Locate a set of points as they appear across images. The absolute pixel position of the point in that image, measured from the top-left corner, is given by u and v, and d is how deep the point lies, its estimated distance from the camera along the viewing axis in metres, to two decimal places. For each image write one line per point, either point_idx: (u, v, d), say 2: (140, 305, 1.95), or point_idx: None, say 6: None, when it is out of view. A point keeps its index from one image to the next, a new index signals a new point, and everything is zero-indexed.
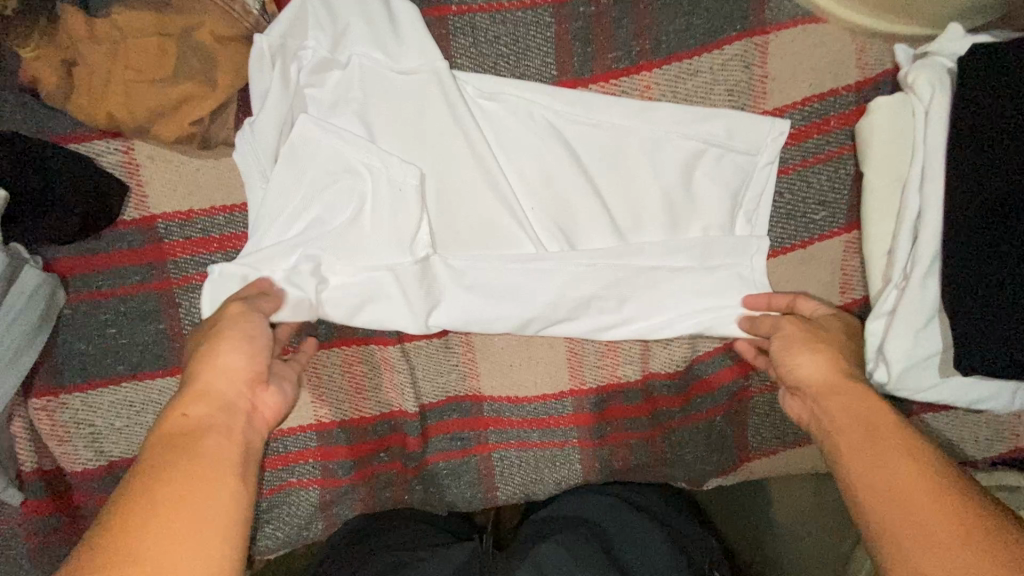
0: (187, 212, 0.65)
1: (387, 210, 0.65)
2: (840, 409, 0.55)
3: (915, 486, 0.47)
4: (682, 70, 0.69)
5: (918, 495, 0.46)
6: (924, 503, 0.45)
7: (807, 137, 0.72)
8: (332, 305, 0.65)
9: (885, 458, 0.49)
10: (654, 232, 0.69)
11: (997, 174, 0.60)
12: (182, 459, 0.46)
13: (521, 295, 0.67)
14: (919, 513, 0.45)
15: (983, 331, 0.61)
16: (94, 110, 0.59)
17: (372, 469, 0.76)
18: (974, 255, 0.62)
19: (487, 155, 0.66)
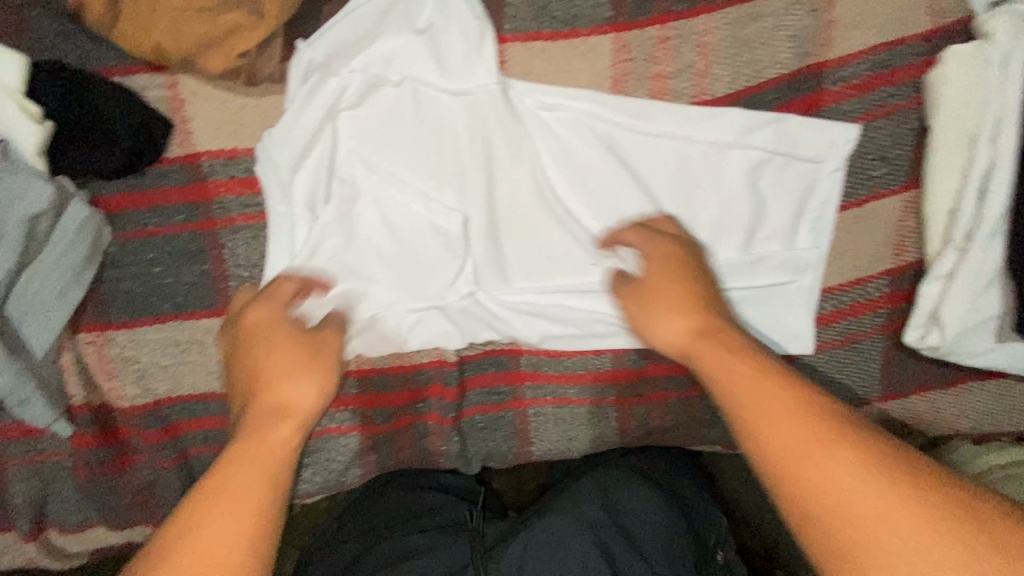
0: (231, 150, 0.64)
1: (433, 239, 0.68)
2: (722, 366, 0.52)
3: (811, 442, 0.45)
4: (743, 14, 0.66)
5: (830, 469, 0.43)
6: (846, 480, 0.43)
7: (873, 88, 0.68)
8: (392, 331, 0.71)
9: (766, 417, 0.47)
10: (716, 249, 0.70)
11: None
12: (219, 494, 0.47)
13: (571, 319, 0.72)
14: (828, 476, 0.43)
15: None
16: (142, 40, 0.57)
17: (410, 419, 0.77)
18: None
19: (545, 180, 0.68)
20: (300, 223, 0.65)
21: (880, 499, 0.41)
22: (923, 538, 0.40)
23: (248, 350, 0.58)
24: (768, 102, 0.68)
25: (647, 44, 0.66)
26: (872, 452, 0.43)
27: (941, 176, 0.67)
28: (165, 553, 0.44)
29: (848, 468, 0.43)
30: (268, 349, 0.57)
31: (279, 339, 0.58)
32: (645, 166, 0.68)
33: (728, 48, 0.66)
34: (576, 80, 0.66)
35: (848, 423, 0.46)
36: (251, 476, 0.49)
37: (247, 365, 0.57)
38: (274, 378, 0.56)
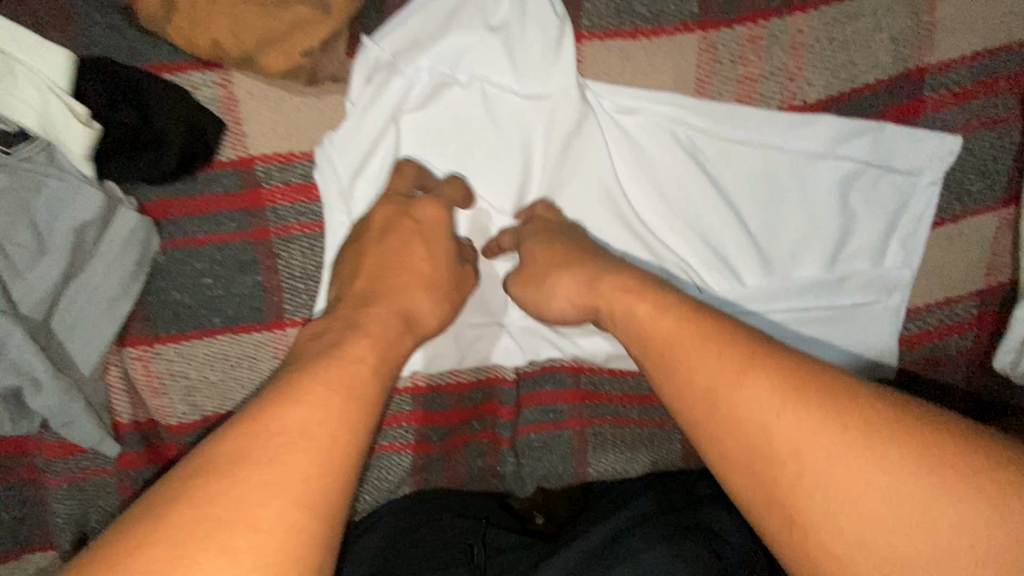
0: (288, 154, 0.60)
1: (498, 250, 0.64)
2: (638, 318, 0.47)
3: (731, 376, 0.39)
4: (840, 13, 0.61)
5: (744, 409, 0.38)
6: (761, 421, 0.37)
7: (974, 96, 0.63)
8: (453, 348, 0.68)
9: (689, 351, 0.42)
10: (798, 265, 0.65)
11: None
12: (307, 394, 0.39)
13: None
14: (741, 407, 0.38)
15: None
16: (199, 35, 0.53)
17: (464, 437, 0.74)
18: None
19: (619, 187, 0.63)
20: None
21: (805, 422, 0.36)
22: (856, 457, 0.34)
23: (385, 241, 0.55)
24: (864, 110, 0.63)
25: (735, 45, 0.61)
26: (791, 372, 0.38)
27: None
28: (241, 455, 0.35)
29: (762, 402, 0.37)
30: (410, 247, 0.55)
31: (424, 238, 0.56)
32: (728, 173, 0.63)
33: (823, 49, 0.61)
34: (657, 81, 0.62)
35: (765, 346, 0.40)
36: (342, 382, 0.41)
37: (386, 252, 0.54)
38: (408, 278, 0.53)
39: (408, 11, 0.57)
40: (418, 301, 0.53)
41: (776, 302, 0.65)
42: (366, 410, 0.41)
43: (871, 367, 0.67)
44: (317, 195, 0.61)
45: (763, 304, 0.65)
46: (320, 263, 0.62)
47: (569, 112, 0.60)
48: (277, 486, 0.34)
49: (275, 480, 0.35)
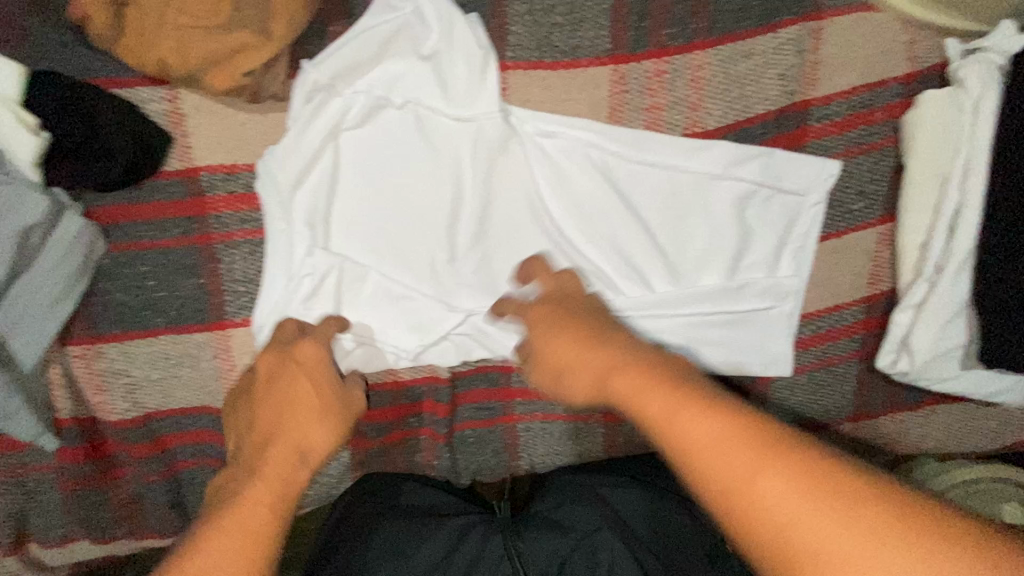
0: (231, 165, 0.64)
1: (426, 259, 0.69)
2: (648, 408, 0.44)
3: (753, 471, 0.37)
4: (735, 52, 0.69)
5: (777, 510, 0.36)
6: (798, 523, 0.35)
7: (853, 127, 0.71)
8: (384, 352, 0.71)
9: (706, 443, 0.40)
10: (700, 276, 0.72)
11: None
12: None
13: None
14: (772, 508, 0.36)
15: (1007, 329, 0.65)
16: (146, 54, 0.57)
17: (402, 433, 0.79)
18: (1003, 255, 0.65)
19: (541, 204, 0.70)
20: (298, 242, 0.65)
21: (823, 524, 0.35)
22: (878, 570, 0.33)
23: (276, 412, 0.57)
24: (757, 137, 0.71)
25: (643, 77, 0.69)
26: (820, 467, 0.36)
27: (917, 212, 0.70)
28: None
29: (795, 502, 0.35)
30: (303, 413, 0.58)
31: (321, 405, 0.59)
32: (636, 191, 0.70)
33: (720, 83, 0.69)
34: (574, 108, 0.69)
35: (797, 438, 0.39)
36: (240, 550, 0.47)
37: (278, 415, 0.58)
38: (306, 437, 0.57)
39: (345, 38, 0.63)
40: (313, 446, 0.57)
41: (683, 307, 0.72)
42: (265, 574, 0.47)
43: (765, 364, 0.75)
44: (255, 202, 0.65)
45: (668, 308, 0.72)
46: (262, 267, 0.66)
47: (494, 136, 0.67)
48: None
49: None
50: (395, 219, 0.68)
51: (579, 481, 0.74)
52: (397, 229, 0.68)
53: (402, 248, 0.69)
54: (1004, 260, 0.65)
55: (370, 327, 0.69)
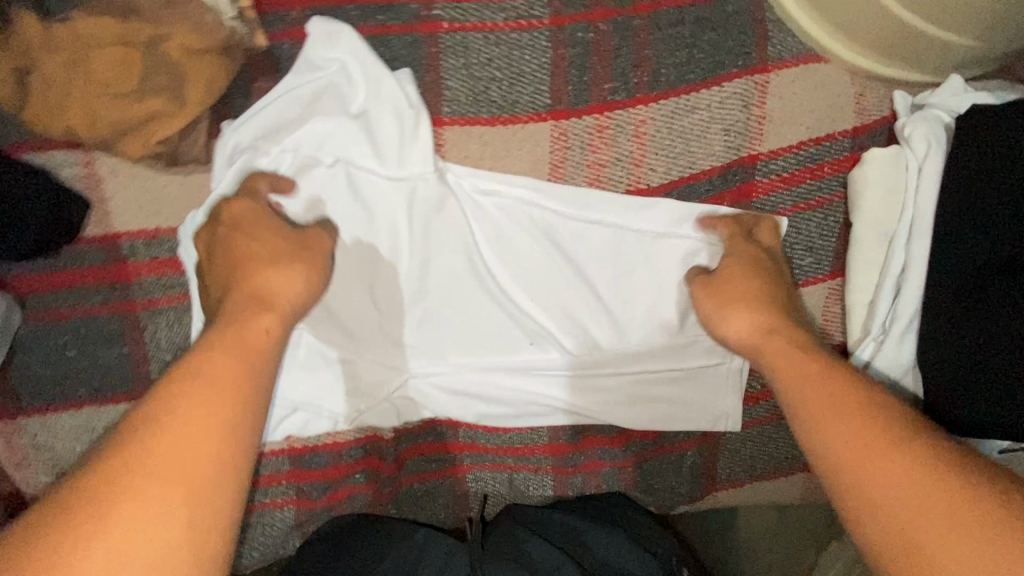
0: (153, 230, 0.62)
1: (363, 320, 0.67)
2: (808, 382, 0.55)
3: (863, 438, 0.49)
4: (679, 105, 0.67)
5: (872, 461, 0.47)
6: (880, 470, 0.47)
7: (800, 182, 0.69)
8: (320, 413, 0.69)
9: (824, 414, 0.53)
10: (645, 334, 0.71)
11: (982, 233, 0.59)
12: (185, 416, 0.44)
13: (509, 400, 0.71)
14: (866, 465, 0.47)
15: (975, 398, 0.60)
16: (52, 122, 0.54)
17: (346, 492, 0.75)
18: (961, 317, 0.61)
19: (481, 262, 0.68)
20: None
21: (903, 480, 0.45)
22: (932, 511, 0.43)
23: (251, 267, 0.56)
24: (702, 193, 0.69)
25: (585, 132, 0.67)
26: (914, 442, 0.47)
27: (863, 270, 0.68)
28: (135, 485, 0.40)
29: (890, 462, 0.47)
30: (281, 272, 0.57)
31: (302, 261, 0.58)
32: (579, 249, 0.68)
33: (664, 138, 0.67)
34: (513, 165, 0.67)
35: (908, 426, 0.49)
36: (225, 404, 0.46)
37: (250, 270, 0.56)
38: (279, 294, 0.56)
39: (268, 98, 0.60)
40: (291, 303, 0.56)
41: (629, 365, 0.71)
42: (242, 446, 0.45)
43: (714, 420, 0.74)
44: (178, 267, 0.63)
45: (611, 366, 0.71)
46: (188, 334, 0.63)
47: (431, 196, 0.65)
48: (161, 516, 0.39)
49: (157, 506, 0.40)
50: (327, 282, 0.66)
51: (551, 522, 0.72)
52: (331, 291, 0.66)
53: (336, 309, 0.66)
54: (941, 327, 0.63)
55: (301, 393, 0.68)
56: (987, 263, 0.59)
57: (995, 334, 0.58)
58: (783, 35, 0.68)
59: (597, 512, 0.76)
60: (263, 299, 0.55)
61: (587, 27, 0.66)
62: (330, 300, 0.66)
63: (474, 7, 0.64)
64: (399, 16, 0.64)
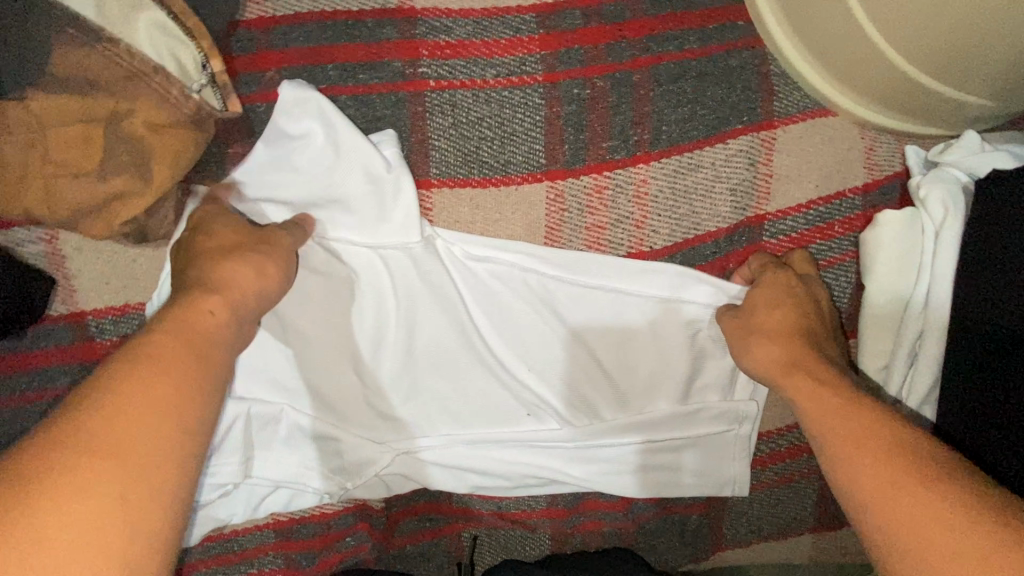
0: (122, 306, 0.58)
1: (348, 394, 0.64)
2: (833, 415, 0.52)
3: (870, 450, 0.48)
4: (682, 164, 0.63)
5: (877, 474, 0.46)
6: (883, 480, 0.45)
7: (809, 242, 0.66)
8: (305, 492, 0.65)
9: (853, 442, 0.49)
10: (647, 403, 0.67)
11: (990, 303, 0.56)
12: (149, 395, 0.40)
13: (505, 473, 0.67)
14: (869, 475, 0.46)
15: None
16: (9, 204, 0.50)
17: (336, 560, 0.72)
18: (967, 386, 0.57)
19: (474, 332, 0.64)
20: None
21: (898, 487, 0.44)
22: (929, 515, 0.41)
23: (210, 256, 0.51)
24: (707, 255, 0.65)
25: (582, 193, 0.63)
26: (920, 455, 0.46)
27: (877, 334, 0.65)
28: (70, 463, 0.35)
29: (892, 473, 0.45)
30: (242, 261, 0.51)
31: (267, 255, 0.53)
32: (577, 315, 0.65)
33: (666, 199, 0.64)
34: (507, 229, 0.63)
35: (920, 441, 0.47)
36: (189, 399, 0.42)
37: (207, 260, 0.51)
38: (236, 282, 0.50)
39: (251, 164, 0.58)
40: (247, 296, 0.51)
41: (632, 435, 0.67)
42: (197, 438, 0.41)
43: (721, 487, 0.71)
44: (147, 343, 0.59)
45: (613, 437, 0.67)
46: None
47: (421, 264, 0.62)
48: (95, 501, 0.34)
49: (95, 486, 0.35)
50: (311, 356, 0.62)
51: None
52: (315, 366, 0.62)
53: (321, 383, 0.63)
54: (948, 392, 0.60)
55: (284, 475, 0.63)
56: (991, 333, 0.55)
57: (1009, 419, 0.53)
58: (788, 88, 0.65)
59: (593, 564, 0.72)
60: (210, 283, 0.49)
61: (583, 83, 0.62)
62: (313, 374, 0.62)
63: (462, 63, 0.61)
64: (382, 74, 0.60)
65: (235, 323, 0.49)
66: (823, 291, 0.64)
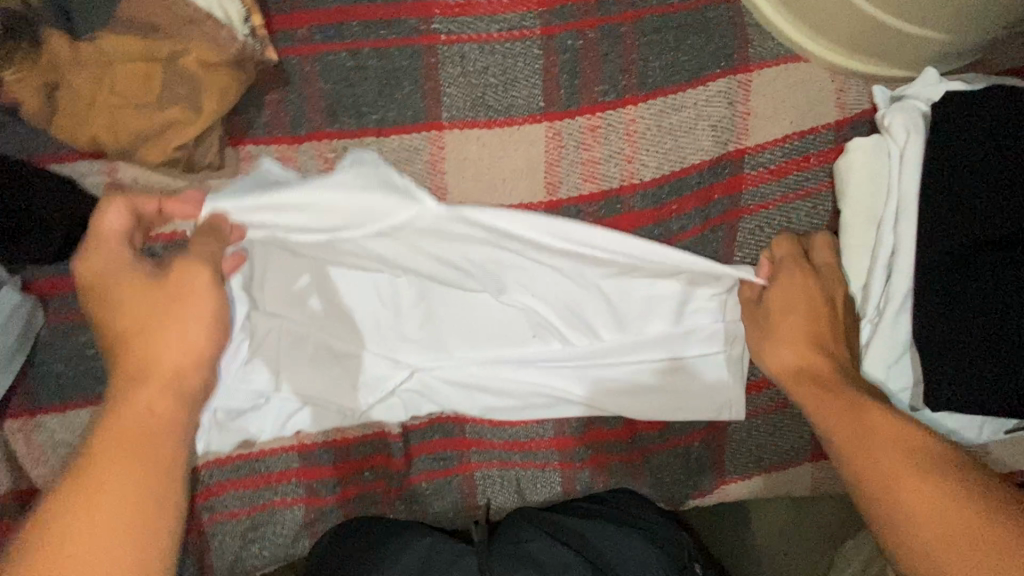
0: (173, 231, 0.67)
1: (370, 315, 0.70)
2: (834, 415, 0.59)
3: (891, 463, 0.53)
4: (666, 105, 0.70)
5: (896, 477, 0.52)
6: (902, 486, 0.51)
7: (788, 173, 0.72)
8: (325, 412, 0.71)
9: (879, 453, 0.54)
10: (638, 330, 0.73)
11: (983, 208, 0.62)
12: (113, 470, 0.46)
13: (515, 393, 0.73)
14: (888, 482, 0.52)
15: (959, 361, 0.64)
16: (80, 131, 0.58)
17: (357, 489, 0.76)
18: (953, 284, 0.64)
19: (474, 272, 0.68)
20: (239, 305, 0.66)
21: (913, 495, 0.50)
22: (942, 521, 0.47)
23: (136, 331, 0.52)
24: (693, 186, 0.72)
25: (578, 133, 0.70)
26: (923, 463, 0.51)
27: (855, 255, 0.71)
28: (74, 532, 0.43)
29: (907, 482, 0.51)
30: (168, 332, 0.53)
31: (191, 319, 0.54)
32: (569, 262, 0.69)
33: (653, 136, 0.71)
34: (511, 165, 0.70)
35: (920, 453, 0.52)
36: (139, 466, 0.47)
37: (137, 336, 0.53)
38: (162, 360, 0.53)
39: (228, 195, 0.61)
40: (181, 367, 0.53)
41: (631, 355, 0.73)
42: (164, 489, 0.47)
43: (717, 409, 0.75)
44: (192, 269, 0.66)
45: (612, 357, 0.73)
46: None
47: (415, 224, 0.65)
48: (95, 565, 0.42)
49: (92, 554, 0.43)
50: (334, 281, 0.68)
51: (561, 521, 0.74)
52: (337, 289, 0.69)
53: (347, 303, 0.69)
54: (936, 289, 0.65)
55: (310, 391, 0.70)
56: (984, 235, 0.62)
57: (993, 302, 0.62)
58: (762, 38, 0.72)
59: (602, 510, 0.77)
60: (145, 361, 0.52)
61: (576, 35, 0.69)
62: (338, 294, 0.69)
63: (469, 20, 0.69)
64: (400, 30, 0.68)
65: (179, 398, 0.52)
66: (838, 288, 0.69)
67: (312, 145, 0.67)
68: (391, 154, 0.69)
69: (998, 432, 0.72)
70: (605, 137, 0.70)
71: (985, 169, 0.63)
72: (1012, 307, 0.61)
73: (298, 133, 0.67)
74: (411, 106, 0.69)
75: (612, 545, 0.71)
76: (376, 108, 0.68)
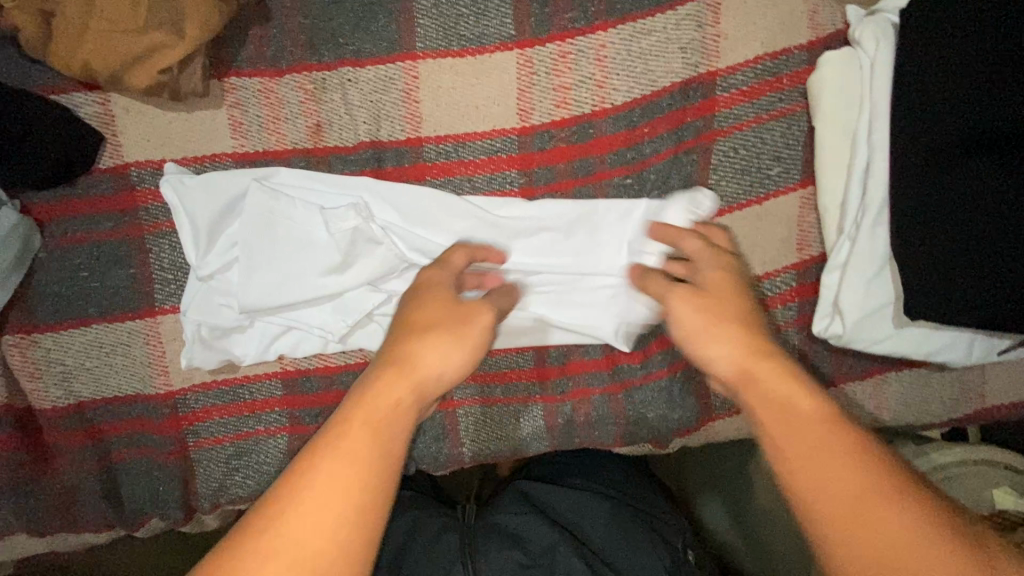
0: (161, 160, 0.69)
1: (337, 250, 0.70)
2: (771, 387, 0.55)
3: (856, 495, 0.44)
4: (637, 29, 0.71)
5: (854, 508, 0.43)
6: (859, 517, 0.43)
7: (760, 94, 0.72)
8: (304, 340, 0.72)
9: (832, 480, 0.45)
10: (616, 254, 0.73)
11: (980, 105, 0.60)
12: (361, 416, 0.50)
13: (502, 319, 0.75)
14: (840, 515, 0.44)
15: (951, 268, 0.63)
16: (72, 58, 0.62)
17: None
18: (944, 189, 0.62)
19: (430, 223, 0.72)
20: (207, 233, 0.69)
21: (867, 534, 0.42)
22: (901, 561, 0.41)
23: (416, 330, 0.57)
24: (664, 109, 0.72)
25: (548, 60, 0.71)
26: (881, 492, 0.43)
27: (829, 172, 0.71)
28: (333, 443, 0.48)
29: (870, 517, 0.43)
30: (445, 339, 0.57)
31: (458, 329, 0.58)
32: (523, 218, 0.73)
33: (623, 61, 0.71)
34: (483, 92, 0.72)
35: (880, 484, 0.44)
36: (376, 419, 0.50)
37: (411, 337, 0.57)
38: (423, 358, 0.56)
39: (190, 194, 0.68)
40: (433, 369, 0.56)
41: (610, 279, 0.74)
42: (396, 440, 0.50)
43: None
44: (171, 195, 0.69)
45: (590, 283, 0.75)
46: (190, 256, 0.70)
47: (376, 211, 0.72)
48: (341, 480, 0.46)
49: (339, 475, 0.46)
50: (291, 219, 0.69)
51: (558, 503, 0.81)
52: (298, 228, 0.70)
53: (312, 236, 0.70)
54: (922, 193, 0.64)
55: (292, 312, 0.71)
56: (980, 133, 0.60)
57: (990, 206, 0.60)
58: None
59: (598, 485, 0.84)
60: (406, 356, 0.55)
61: None
62: (301, 231, 0.70)
63: None
64: None
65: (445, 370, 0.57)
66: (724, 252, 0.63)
67: (292, 77, 0.70)
68: (368, 84, 0.70)
69: (988, 352, 0.70)
70: (576, 65, 0.71)
71: (976, 71, 0.60)
72: (1012, 213, 0.59)
73: (279, 67, 0.70)
74: (386, 38, 0.70)
75: (589, 522, 0.79)
76: (352, 41, 0.69)
